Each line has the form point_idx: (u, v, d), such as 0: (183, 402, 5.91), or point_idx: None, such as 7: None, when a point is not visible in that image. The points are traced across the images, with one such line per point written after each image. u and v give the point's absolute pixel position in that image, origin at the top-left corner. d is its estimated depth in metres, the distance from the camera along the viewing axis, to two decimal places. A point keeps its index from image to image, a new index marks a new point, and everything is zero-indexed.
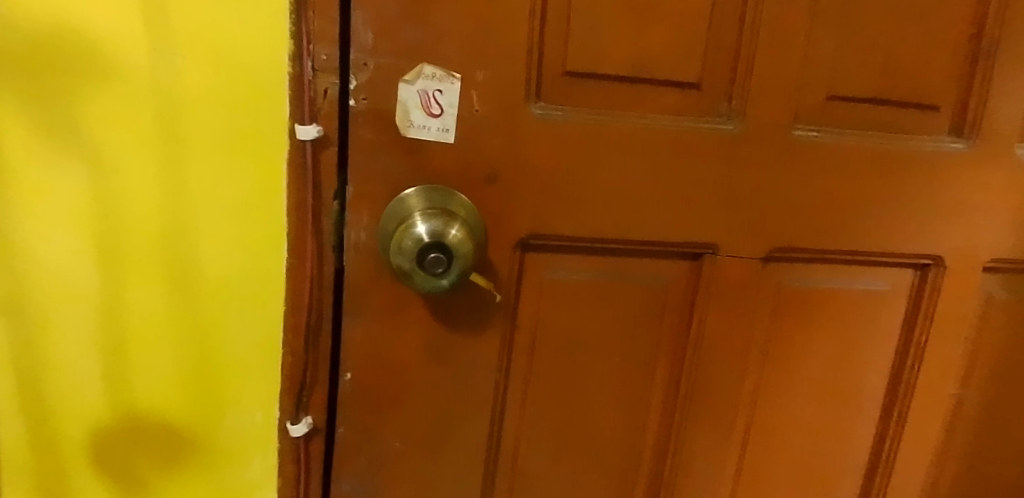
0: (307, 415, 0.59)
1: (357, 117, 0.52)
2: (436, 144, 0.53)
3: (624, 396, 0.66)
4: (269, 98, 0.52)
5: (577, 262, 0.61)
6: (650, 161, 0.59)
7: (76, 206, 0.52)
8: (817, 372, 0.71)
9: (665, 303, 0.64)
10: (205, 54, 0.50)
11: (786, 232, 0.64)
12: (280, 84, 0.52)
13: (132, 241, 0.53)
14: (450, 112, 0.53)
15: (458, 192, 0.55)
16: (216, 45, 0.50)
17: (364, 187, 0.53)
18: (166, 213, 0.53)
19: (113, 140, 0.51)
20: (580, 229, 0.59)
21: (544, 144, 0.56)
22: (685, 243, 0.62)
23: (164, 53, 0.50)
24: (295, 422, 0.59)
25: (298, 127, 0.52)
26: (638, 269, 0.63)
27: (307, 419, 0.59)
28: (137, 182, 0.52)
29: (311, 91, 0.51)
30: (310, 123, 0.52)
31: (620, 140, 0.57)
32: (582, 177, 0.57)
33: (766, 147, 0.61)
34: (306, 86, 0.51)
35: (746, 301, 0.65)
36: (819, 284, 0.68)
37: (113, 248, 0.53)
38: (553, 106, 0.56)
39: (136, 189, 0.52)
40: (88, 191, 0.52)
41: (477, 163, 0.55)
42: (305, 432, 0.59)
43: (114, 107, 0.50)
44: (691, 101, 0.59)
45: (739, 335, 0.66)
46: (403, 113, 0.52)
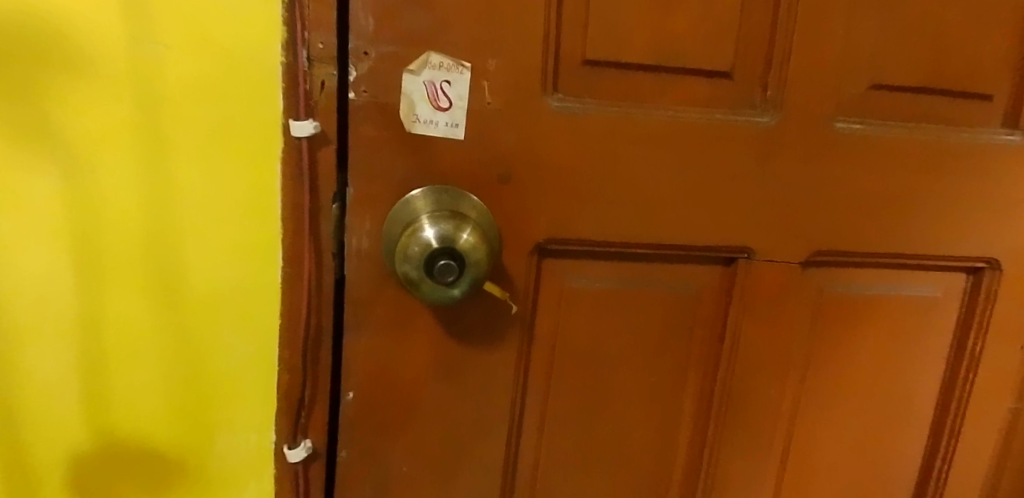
0: (307, 438, 0.55)
1: (357, 112, 0.47)
2: (445, 140, 0.49)
3: (651, 413, 0.61)
4: (261, 92, 0.47)
5: (599, 269, 0.56)
6: (679, 158, 0.54)
7: (50, 212, 0.48)
8: (861, 386, 0.65)
9: (695, 312, 0.59)
10: (189, 45, 0.46)
11: (828, 233, 0.58)
12: (274, 76, 0.47)
13: (111, 251, 0.49)
14: (460, 105, 0.48)
15: (469, 193, 0.50)
16: (201, 34, 0.46)
17: (367, 189, 0.49)
18: (149, 219, 0.49)
19: (91, 140, 0.47)
20: (602, 233, 0.54)
21: (563, 140, 0.51)
22: (717, 246, 0.57)
23: (144, 43, 0.45)
24: (294, 446, 0.54)
25: (293, 123, 0.47)
26: (666, 276, 0.58)
27: (307, 443, 0.55)
28: (117, 186, 0.48)
29: (307, 83, 0.47)
30: (307, 118, 0.47)
31: (645, 134, 0.52)
32: (604, 176, 0.53)
33: (806, 141, 0.56)
34: (302, 77, 0.47)
35: (783, 309, 0.60)
36: (863, 291, 0.62)
37: (90, 258, 0.49)
38: (571, 99, 0.51)
39: (115, 194, 0.48)
40: (62, 196, 0.47)
41: (489, 161, 0.50)
42: (304, 456, 0.55)
43: (90, 102, 0.46)
44: (722, 92, 0.54)
45: (776, 346, 0.61)
46: (409, 108, 0.47)
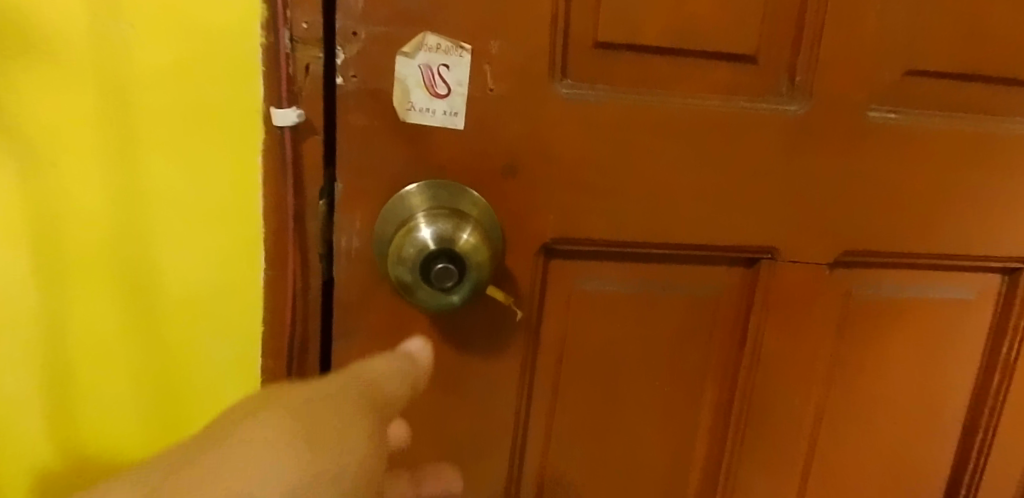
0: None
1: (346, 99, 0.43)
2: (443, 130, 0.44)
3: (665, 424, 0.57)
4: (239, 81, 0.43)
5: (611, 270, 0.52)
6: (698, 150, 0.49)
7: (7, 213, 0.44)
8: (889, 395, 0.60)
9: (713, 315, 0.55)
10: (157, 29, 0.41)
11: (858, 231, 0.54)
12: (253, 61, 0.43)
13: (75, 254, 0.45)
14: (459, 91, 0.43)
15: (470, 189, 0.45)
16: (170, 16, 0.41)
17: (357, 185, 0.44)
18: (116, 221, 0.45)
19: (51, 133, 0.42)
20: (614, 232, 0.49)
21: (572, 130, 0.46)
22: (739, 246, 0.52)
23: (106, 26, 0.41)
24: None
25: (275, 111, 0.43)
26: (683, 278, 0.53)
27: None
28: (80, 184, 0.44)
29: (290, 67, 0.42)
30: (291, 106, 0.43)
31: (662, 124, 0.48)
32: (617, 170, 0.48)
33: (836, 132, 0.51)
34: (284, 60, 0.42)
35: (808, 313, 0.56)
36: (893, 293, 0.58)
37: (52, 263, 0.45)
38: (582, 86, 0.46)
39: (78, 193, 0.44)
40: (20, 195, 0.43)
41: (492, 154, 0.45)
42: None
43: (48, 92, 0.42)
44: (746, 78, 0.49)
45: (800, 353, 0.57)
46: (403, 94, 0.43)
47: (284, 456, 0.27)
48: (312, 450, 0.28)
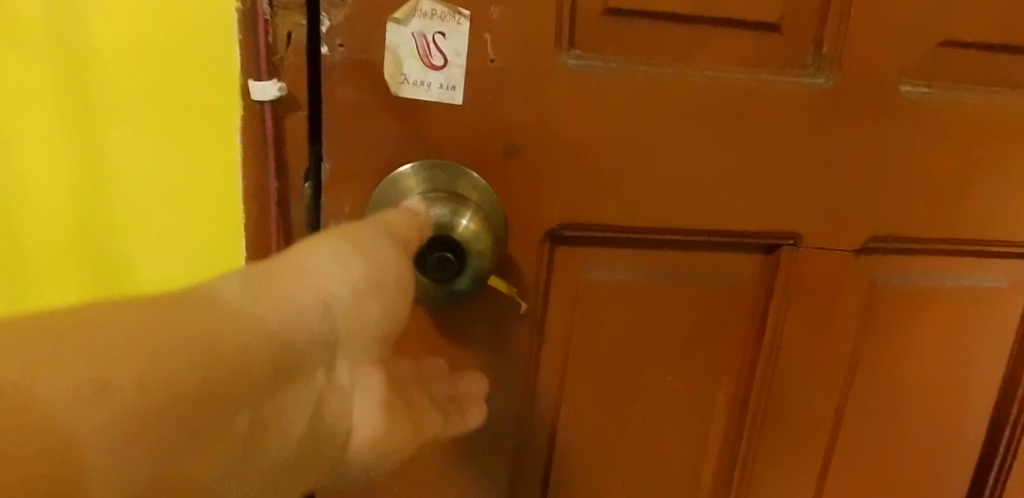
0: None
1: (332, 71, 0.39)
2: (440, 105, 0.40)
3: (675, 419, 0.54)
4: (207, 53, 0.40)
5: (621, 258, 0.49)
6: (717, 127, 0.45)
7: None
8: (917, 391, 0.57)
9: (729, 306, 0.51)
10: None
11: (885, 216, 0.50)
12: (225, 30, 0.39)
13: (39, 230, 0.44)
14: (456, 62, 0.39)
15: (470, 171, 0.42)
16: None
17: (345, 166, 0.41)
18: (79, 198, 0.43)
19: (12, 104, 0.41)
20: (624, 217, 0.46)
21: (580, 106, 0.42)
22: (757, 232, 0.49)
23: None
24: None
25: (253, 83, 0.39)
26: (697, 266, 0.50)
27: None
28: (42, 158, 0.42)
29: (270, 35, 0.38)
30: (271, 77, 0.39)
31: (678, 99, 0.44)
32: (628, 150, 0.44)
33: (865, 108, 0.47)
34: (262, 27, 0.38)
35: (830, 303, 0.52)
36: (923, 282, 0.54)
37: (15, 237, 0.44)
38: (591, 57, 0.42)
39: (41, 166, 0.43)
40: None
41: (494, 132, 0.41)
42: None
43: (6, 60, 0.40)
44: (768, 48, 0.46)
45: (821, 346, 0.53)
46: (394, 66, 0.39)
47: (351, 271, 0.28)
48: (372, 271, 0.29)
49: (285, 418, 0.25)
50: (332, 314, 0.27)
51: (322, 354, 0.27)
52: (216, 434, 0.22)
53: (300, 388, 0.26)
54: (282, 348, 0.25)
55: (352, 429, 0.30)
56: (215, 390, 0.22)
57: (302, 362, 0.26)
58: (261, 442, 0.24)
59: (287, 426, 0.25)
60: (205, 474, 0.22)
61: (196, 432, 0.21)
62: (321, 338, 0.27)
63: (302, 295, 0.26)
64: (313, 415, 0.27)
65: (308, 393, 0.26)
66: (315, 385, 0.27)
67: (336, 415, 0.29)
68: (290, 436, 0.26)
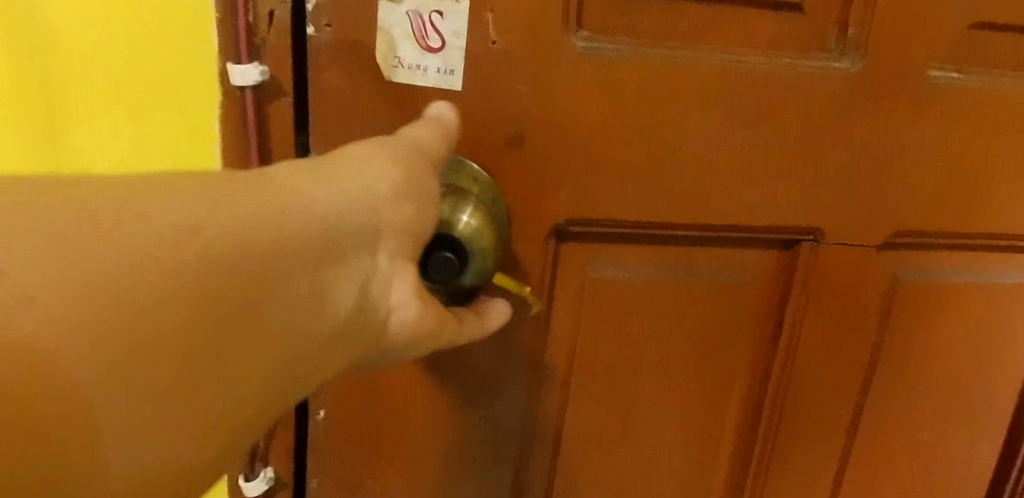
0: (266, 467, 0.45)
1: (319, 54, 0.35)
2: (438, 92, 0.37)
3: (686, 424, 0.51)
4: (184, 28, 0.36)
5: (631, 255, 0.45)
6: (734, 114, 0.42)
7: None
8: (939, 392, 0.54)
9: (742, 305, 0.48)
10: None
11: (913, 212, 0.47)
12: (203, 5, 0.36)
13: None
14: (455, 44, 0.36)
15: (470, 162, 0.39)
16: None
17: (334, 157, 0.38)
18: None
19: None
20: (633, 212, 0.43)
21: (588, 91, 0.39)
22: (775, 228, 0.46)
23: None
24: (251, 478, 0.45)
25: (233, 68, 0.36)
26: (710, 264, 0.47)
27: (266, 473, 0.45)
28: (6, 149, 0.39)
29: (250, 15, 0.35)
30: (252, 61, 0.36)
31: (693, 84, 0.41)
32: (640, 140, 0.41)
33: (892, 94, 0.44)
34: (241, 6, 0.34)
35: (850, 301, 0.49)
36: (947, 278, 0.51)
37: None
38: (601, 39, 0.39)
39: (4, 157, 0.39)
40: None
41: (495, 120, 0.38)
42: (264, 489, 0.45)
43: None
44: (790, 29, 0.42)
45: (839, 346, 0.50)
46: (388, 48, 0.35)
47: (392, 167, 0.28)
48: (405, 169, 0.29)
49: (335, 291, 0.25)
50: (379, 197, 0.27)
51: (369, 234, 0.26)
52: (264, 294, 0.22)
53: (349, 267, 0.26)
54: (323, 219, 0.24)
55: (398, 317, 0.29)
56: (261, 248, 0.22)
57: (346, 239, 0.25)
58: (312, 310, 0.24)
59: (335, 300, 0.25)
60: (257, 336, 0.22)
61: (247, 285, 0.21)
62: (367, 216, 0.26)
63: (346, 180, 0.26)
64: (361, 294, 0.26)
65: (355, 271, 0.26)
66: (362, 264, 0.26)
67: (381, 306, 0.28)
68: (339, 306, 0.25)
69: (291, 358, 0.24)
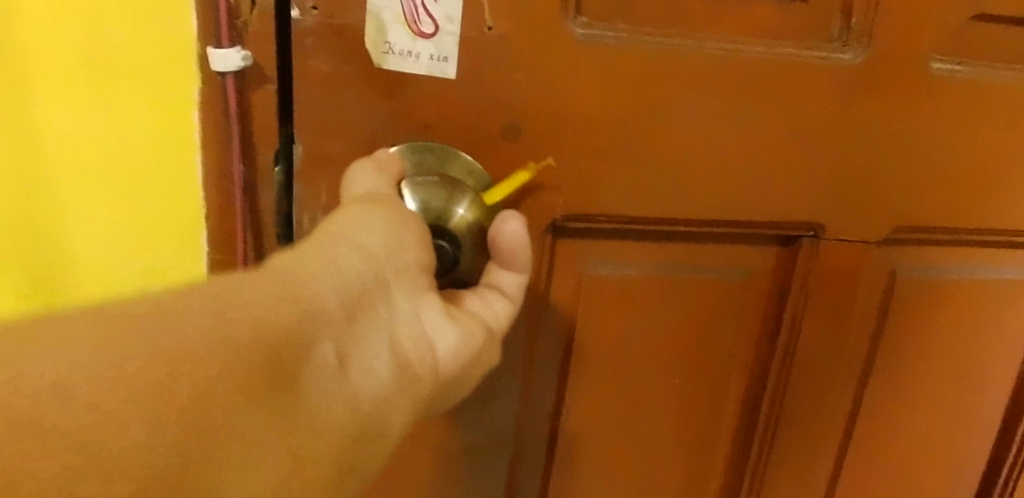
0: None
1: (303, 38, 0.33)
2: (430, 79, 0.35)
3: (682, 423, 0.50)
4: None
5: (628, 251, 0.44)
6: (735, 106, 0.41)
7: None
8: (934, 388, 0.53)
9: (739, 301, 0.47)
10: None
11: (913, 207, 0.46)
12: None
13: None
14: (449, 30, 0.34)
15: (462, 153, 0.37)
16: None
17: (321, 149, 0.36)
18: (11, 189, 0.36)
19: None
20: (632, 206, 0.41)
21: (587, 80, 0.38)
22: (776, 223, 0.45)
23: None
24: None
25: (213, 51, 0.33)
26: (708, 260, 0.46)
27: None
28: None
29: None
30: (233, 45, 0.33)
31: (694, 74, 0.40)
32: (639, 131, 0.40)
33: (895, 86, 0.43)
34: None
35: (850, 299, 0.48)
36: (946, 274, 0.50)
37: None
38: (600, 26, 0.37)
39: None
40: None
41: (491, 110, 0.37)
42: None
43: None
44: (793, 18, 0.41)
45: (839, 343, 0.49)
46: (377, 33, 0.33)
47: (386, 221, 0.28)
48: (401, 219, 0.29)
49: (368, 355, 0.25)
50: (380, 253, 0.27)
51: (378, 295, 0.26)
52: (299, 380, 0.22)
53: (374, 329, 0.26)
54: (336, 295, 0.24)
55: (444, 349, 0.29)
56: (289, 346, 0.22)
57: (364, 306, 0.25)
58: (353, 377, 0.24)
59: (371, 361, 0.25)
60: (306, 421, 0.22)
61: (274, 388, 0.21)
62: (366, 288, 0.26)
63: (343, 245, 0.26)
64: (394, 349, 0.26)
65: (378, 333, 0.26)
66: (383, 324, 0.26)
67: (425, 346, 0.28)
68: (378, 368, 0.25)
69: (350, 432, 0.24)
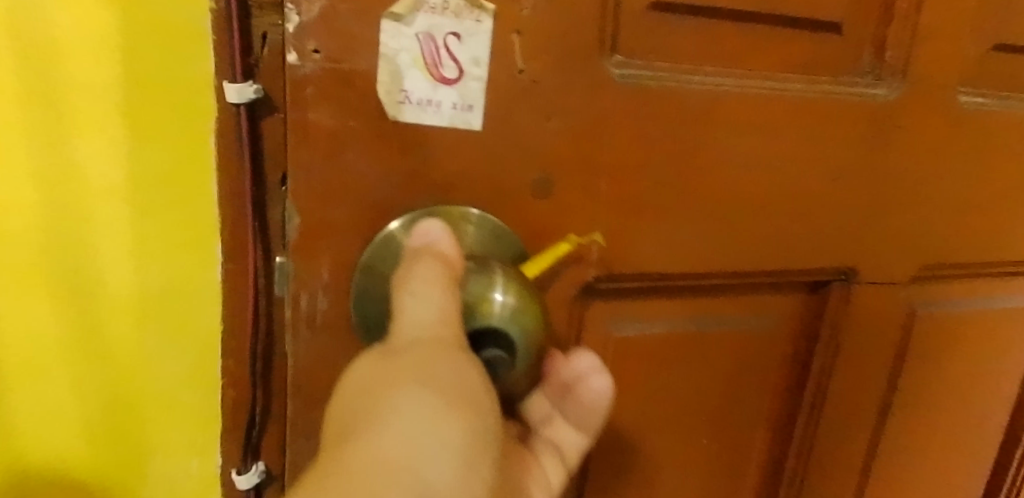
0: (258, 461, 0.38)
1: (301, 88, 0.27)
2: (452, 131, 0.29)
3: (705, 485, 0.46)
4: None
5: (653, 309, 0.40)
6: (773, 148, 0.37)
7: None
8: (943, 423, 0.52)
9: (766, 353, 0.44)
10: None
11: (937, 244, 0.44)
12: None
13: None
14: (475, 74, 0.29)
15: (470, 209, 0.31)
16: None
17: (324, 219, 0.29)
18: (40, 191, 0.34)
19: None
20: (665, 261, 0.37)
21: (624, 125, 0.33)
22: (807, 270, 0.42)
23: None
24: (242, 472, 0.38)
25: (228, 85, 0.31)
26: (737, 311, 0.42)
27: (258, 466, 0.38)
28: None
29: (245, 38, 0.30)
30: (247, 79, 0.31)
31: (733, 115, 0.35)
32: (675, 180, 0.35)
33: (927, 121, 0.40)
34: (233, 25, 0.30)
35: (873, 341, 0.46)
36: (957, 308, 0.49)
37: None
38: (635, 65, 0.33)
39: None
40: None
41: (519, 165, 0.31)
42: (255, 483, 0.38)
43: None
44: (825, 51, 0.38)
45: (861, 388, 0.47)
46: (392, 80, 0.27)
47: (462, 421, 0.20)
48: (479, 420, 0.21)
49: None
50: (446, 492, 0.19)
51: None
52: None
53: None
54: None
55: None
56: None
57: None
58: None
59: None
60: None
61: None
62: None
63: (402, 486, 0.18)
64: None
65: None
66: None
67: None
68: None
69: None
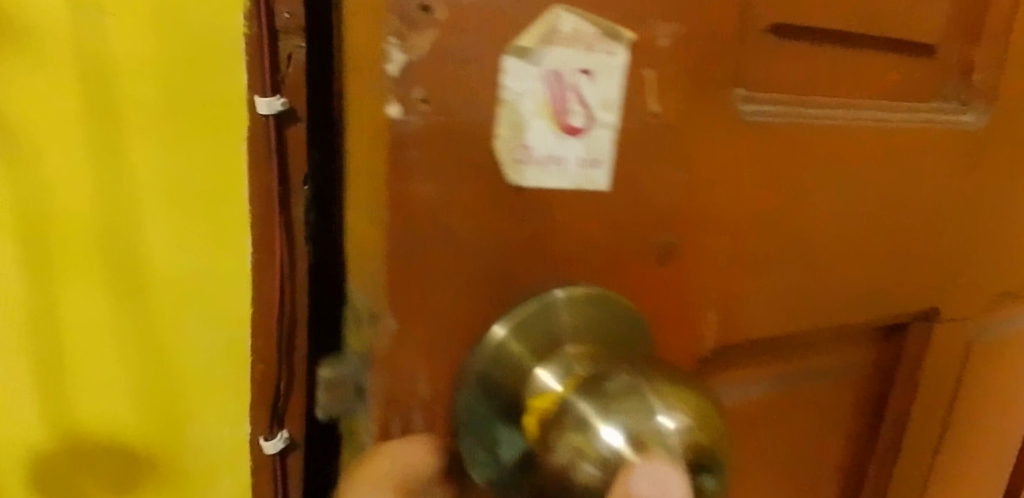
0: (284, 428, 0.36)
1: (403, 151, 0.20)
2: (576, 195, 0.23)
3: None
4: None
5: (758, 368, 0.35)
6: (888, 187, 0.33)
7: None
8: (988, 447, 0.51)
9: (852, 400, 0.41)
10: None
11: (1003, 271, 0.42)
12: None
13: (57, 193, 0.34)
14: (604, 123, 0.22)
15: (561, 291, 0.24)
16: None
17: (423, 322, 0.22)
18: (91, 162, 0.34)
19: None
20: (780, 319, 0.33)
21: (748, 173, 0.28)
22: (902, 313, 0.38)
23: None
24: (269, 436, 0.36)
25: (257, 98, 0.31)
26: (829, 359, 0.39)
27: (283, 433, 0.36)
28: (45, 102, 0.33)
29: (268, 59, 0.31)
30: (276, 92, 0.31)
31: (852, 153, 0.31)
32: (794, 230, 0.30)
33: (1012, 148, 0.38)
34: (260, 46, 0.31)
35: (942, 374, 0.44)
36: (1009, 331, 0.48)
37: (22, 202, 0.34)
38: (764, 101, 0.28)
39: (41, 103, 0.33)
40: None
41: (645, 228, 0.25)
42: (279, 449, 0.36)
43: None
44: (926, 76, 0.34)
45: (931, 425, 0.45)
46: (513, 134, 0.21)
47: None
48: None
49: None
50: None
51: None
52: None
53: None
54: None
55: None
56: None
57: None
58: None
59: None
60: None
61: None
62: None
63: None
64: None
65: None
66: None
67: None
68: None
69: None
